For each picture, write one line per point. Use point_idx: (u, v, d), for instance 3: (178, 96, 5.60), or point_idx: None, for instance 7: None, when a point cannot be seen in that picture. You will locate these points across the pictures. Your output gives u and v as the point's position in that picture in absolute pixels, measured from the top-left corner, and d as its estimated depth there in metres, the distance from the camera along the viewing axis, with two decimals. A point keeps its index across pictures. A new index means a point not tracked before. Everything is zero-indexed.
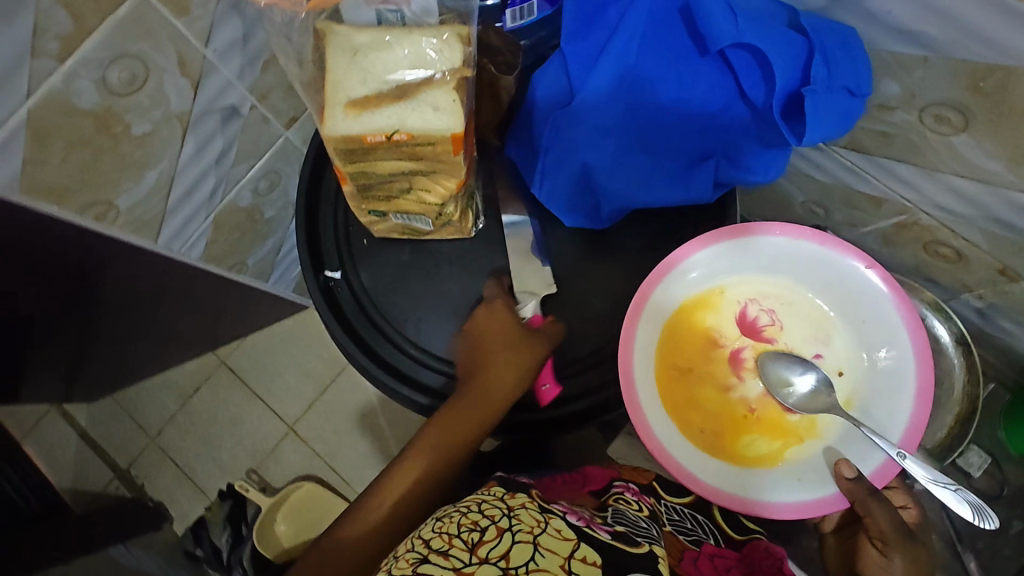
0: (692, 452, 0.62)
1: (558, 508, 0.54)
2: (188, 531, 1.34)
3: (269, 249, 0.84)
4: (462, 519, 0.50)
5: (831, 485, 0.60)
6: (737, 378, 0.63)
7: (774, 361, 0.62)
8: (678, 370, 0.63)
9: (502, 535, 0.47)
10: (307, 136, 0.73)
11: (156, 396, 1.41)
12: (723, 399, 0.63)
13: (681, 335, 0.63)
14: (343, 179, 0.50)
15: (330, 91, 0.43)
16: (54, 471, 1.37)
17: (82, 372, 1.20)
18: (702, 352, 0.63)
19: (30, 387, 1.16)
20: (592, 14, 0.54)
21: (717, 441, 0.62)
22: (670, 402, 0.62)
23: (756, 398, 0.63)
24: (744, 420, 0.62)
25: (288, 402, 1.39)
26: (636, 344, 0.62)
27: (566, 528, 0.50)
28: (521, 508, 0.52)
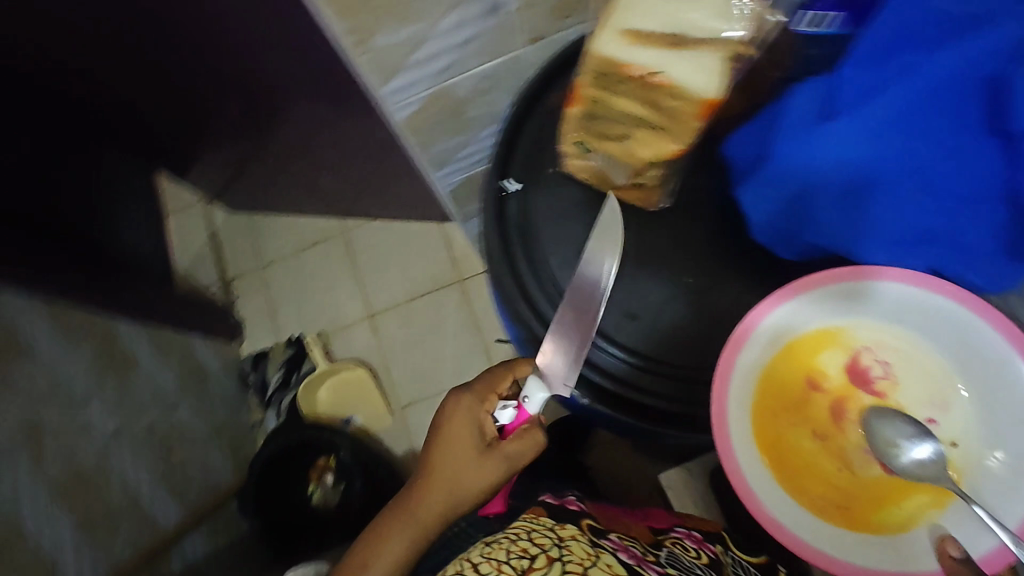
0: (789, 503, 0.63)
1: (609, 545, 0.61)
2: (251, 357, 1.59)
3: (454, 146, 0.87)
4: (511, 547, 0.57)
5: (933, 562, 0.59)
6: (838, 427, 0.65)
7: (879, 422, 0.63)
8: (769, 410, 0.65)
9: (552, 565, 0.54)
10: (542, 60, 0.75)
11: (281, 232, 1.67)
12: (818, 446, 0.65)
13: (782, 371, 0.65)
14: (577, 98, 0.52)
15: (615, 13, 0.44)
16: (180, 250, 1.68)
17: (242, 169, 1.48)
18: (801, 394, 0.65)
19: (203, 156, 1.45)
20: (888, 64, 0.53)
21: (815, 491, 0.64)
22: (764, 443, 0.64)
23: (852, 450, 0.64)
24: (833, 471, 0.64)
25: (377, 293, 1.60)
26: (732, 382, 0.64)
27: (615, 564, 0.57)
28: (570, 540, 0.60)
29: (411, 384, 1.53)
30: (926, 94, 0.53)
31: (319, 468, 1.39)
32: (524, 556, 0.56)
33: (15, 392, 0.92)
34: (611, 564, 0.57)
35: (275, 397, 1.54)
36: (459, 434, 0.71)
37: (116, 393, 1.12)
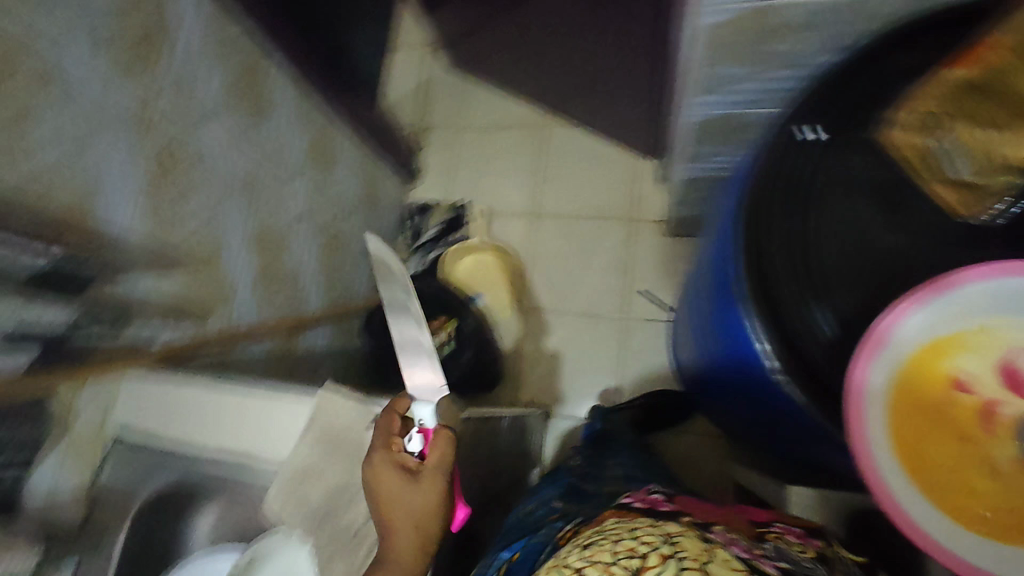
0: (957, 530, 0.45)
1: (718, 540, 0.56)
2: (418, 205, 1.69)
3: (737, 76, 0.78)
4: (617, 548, 0.53)
5: None
6: (983, 434, 0.47)
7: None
8: (908, 413, 0.48)
9: (669, 564, 0.49)
10: (896, 14, 0.63)
11: (487, 104, 1.73)
12: (958, 458, 0.47)
13: (925, 373, 0.49)
14: (969, 69, 0.58)
15: None
16: (395, 85, 1.79)
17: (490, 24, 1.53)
18: (941, 403, 0.48)
19: None
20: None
21: (980, 514, 0.46)
22: (905, 453, 0.48)
23: (1008, 464, 0.46)
24: (984, 483, 0.46)
25: (549, 197, 1.63)
26: (868, 399, 0.49)
27: (734, 560, 0.52)
28: (680, 535, 0.54)
29: (544, 292, 1.57)
30: None
31: (431, 327, 1.43)
32: (633, 556, 0.51)
33: (254, 139, 1.03)
34: (728, 559, 0.51)
35: (425, 246, 1.62)
36: (388, 478, 0.65)
37: (313, 179, 1.23)
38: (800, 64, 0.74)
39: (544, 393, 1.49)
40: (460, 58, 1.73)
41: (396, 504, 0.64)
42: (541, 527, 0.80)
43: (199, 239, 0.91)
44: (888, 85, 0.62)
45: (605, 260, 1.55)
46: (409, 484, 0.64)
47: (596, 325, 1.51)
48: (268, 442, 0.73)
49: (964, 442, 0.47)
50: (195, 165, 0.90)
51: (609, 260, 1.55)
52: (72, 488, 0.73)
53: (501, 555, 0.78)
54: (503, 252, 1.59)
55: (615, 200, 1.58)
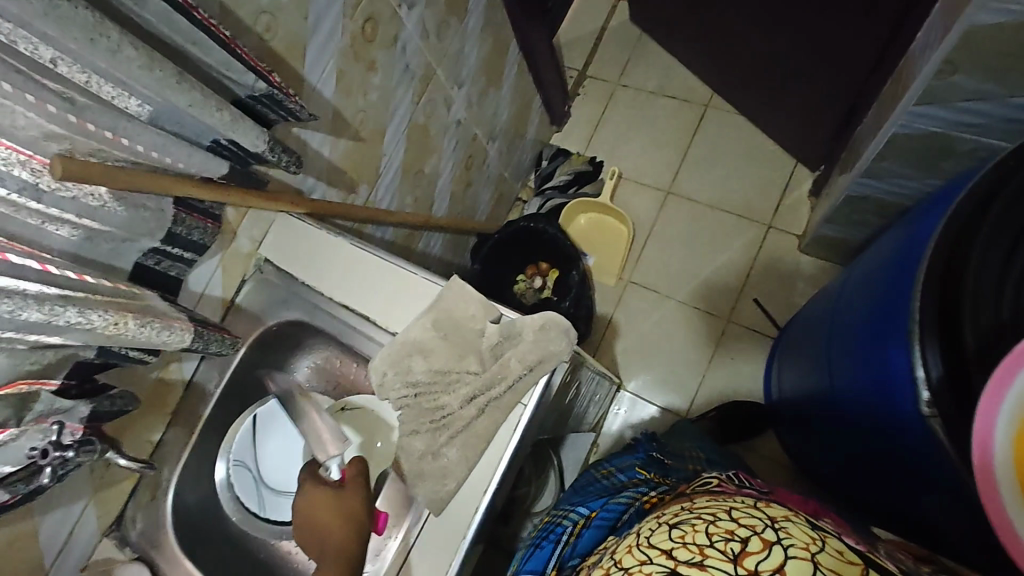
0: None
1: (833, 530, 0.55)
2: (556, 150, 1.68)
3: (975, 92, 0.70)
4: (713, 528, 0.54)
5: None
6: None
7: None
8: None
9: (774, 550, 0.49)
10: None
11: (654, 69, 1.67)
12: None
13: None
14: None
15: None
16: (569, 27, 1.77)
17: None
18: None
19: None
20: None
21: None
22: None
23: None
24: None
25: (688, 178, 1.57)
26: (998, 476, 0.49)
27: (850, 551, 0.51)
28: (787, 520, 0.54)
29: (653, 271, 1.53)
30: None
31: (536, 269, 1.48)
32: (731, 539, 0.52)
33: (443, 35, 1.06)
34: (845, 550, 0.51)
35: (548, 191, 1.63)
36: (319, 502, 0.67)
37: (477, 91, 1.25)
38: None
39: (622, 365, 1.48)
40: (643, 15, 1.67)
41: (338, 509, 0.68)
42: (620, 492, 0.90)
43: (370, 114, 0.97)
44: None
45: (725, 258, 1.49)
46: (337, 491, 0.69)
47: (696, 318, 1.47)
48: (381, 313, 0.77)
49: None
50: (389, 44, 0.94)
51: (730, 260, 1.48)
52: (217, 297, 0.83)
53: (578, 509, 0.89)
54: (624, 218, 1.55)
55: (759, 201, 1.49)
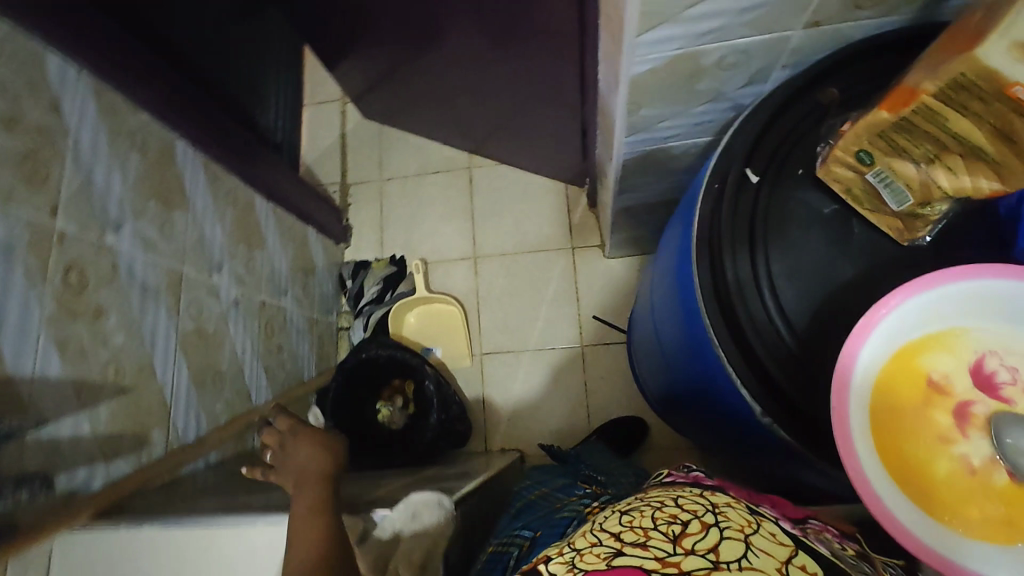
0: (947, 533, 0.50)
1: (768, 513, 0.57)
2: (354, 264, 1.63)
3: (661, 117, 0.80)
4: (658, 515, 0.54)
5: None
6: (962, 434, 0.51)
7: (1005, 428, 0.49)
8: (888, 433, 0.53)
9: (711, 530, 0.50)
10: (798, 51, 0.68)
11: (406, 153, 1.70)
12: (954, 476, 0.51)
13: (897, 400, 0.53)
14: (906, 103, 0.48)
15: (1002, 25, 0.39)
16: (308, 144, 1.73)
17: (392, 79, 1.49)
18: (916, 445, 0.52)
19: (357, 56, 1.47)
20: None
21: (961, 512, 0.50)
22: (893, 468, 0.52)
23: (983, 464, 0.50)
24: (967, 479, 0.51)
25: (487, 238, 1.61)
26: (873, 482, 0.52)
27: (779, 534, 0.53)
28: (726, 507, 0.55)
29: (497, 335, 1.54)
30: None
31: (394, 390, 1.41)
32: (674, 522, 0.52)
33: (172, 234, 0.95)
34: (776, 533, 0.53)
35: (365, 308, 1.56)
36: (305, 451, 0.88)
37: (241, 262, 1.15)
38: (717, 98, 0.76)
39: (515, 436, 1.46)
40: (370, 109, 1.68)
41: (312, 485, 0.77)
42: (563, 506, 0.94)
43: (123, 359, 0.82)
44: (809, 121, 0.63)
45: (551, 293, 1.55)
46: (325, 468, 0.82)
47: (555, 358, 1.51)
48: None
49: (941, 446, 0.52)
50: (109, 278, 0.81)
51: (557, 292, 1.54)
52: None
53: (522, 532, 0.88)
54: (449, 300, 1.55)
55: (553, 232, 1.59)
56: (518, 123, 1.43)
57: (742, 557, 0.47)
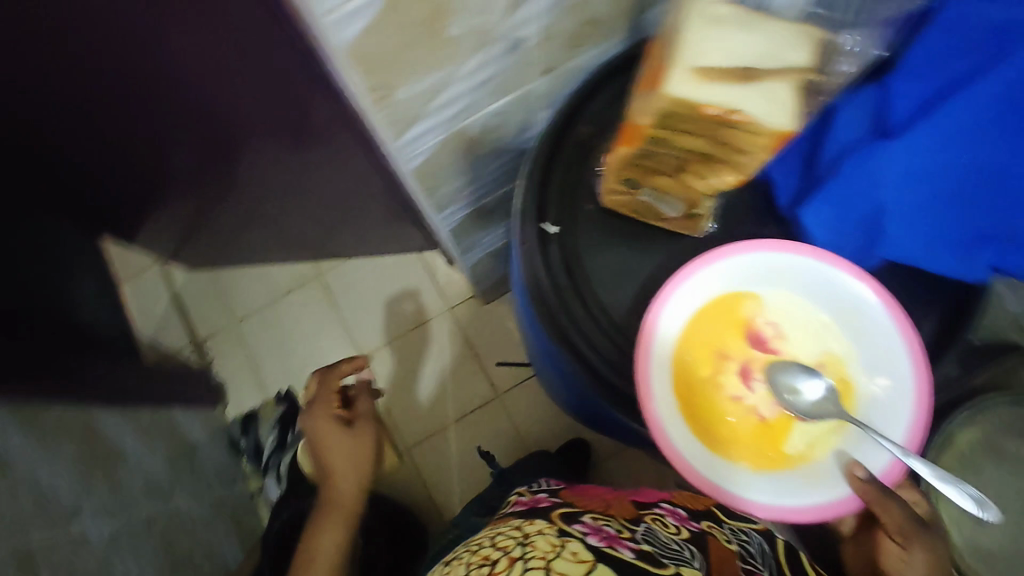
0: (737, 474, 0.52)
1: (578, 530, 0.54)
2: (239, 420, 1.48)
3: (463, 185, 0.82)
4: (474, 561, 0.51)
5: (843, 487, 0.51)
6: (748, 388, 0.53)
7: (780, 373, 0.53)
8: (685, 396, 0.53)
9: (514, 568, 0.46)
10: (550, 94, 0.71)
11: (251, 284, 1.57)
12: (738, 423, 0.53)
13: (688, 365, 0.54)
14: (632, 139, 0.49)
15: (679, 52, 0.42)
16: (140, 318, 1.55)
17: (196, 236, 1.35)
18: (709, 401, 0.53)
19: (149, 229, 1.32)
20: (927, 67, 0.49)
21: (745, 453, 0.53)
22: (692, 428, 0.53)
23: (764, 408, 0.53)
24: (749, 424, 0.53)
25: (368, 335, 1.53)
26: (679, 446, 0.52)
27: (582, 550, 0.49)
28: (539, 534, 0.52)
29: (413, 424, 1.47)
30: (988, 104, 0.47)
31: None
32: (484, 565, 0.49)
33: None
34: (578, 549, 0.49)
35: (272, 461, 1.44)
36: None
37: (105, 496, 0.97)
38: (501, 152, 0.79)
39: None
40: (192, 261, 1.53)
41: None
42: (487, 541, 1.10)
43: None
44: (581, 158, 0.64)
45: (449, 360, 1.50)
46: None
47: (478, 420, 1.47)
48: None
49: (730, 400, 0.53)
50: None
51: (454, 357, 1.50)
52: None
53: None
54: None
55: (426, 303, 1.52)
56: (340, 240, 1.36)
57: None
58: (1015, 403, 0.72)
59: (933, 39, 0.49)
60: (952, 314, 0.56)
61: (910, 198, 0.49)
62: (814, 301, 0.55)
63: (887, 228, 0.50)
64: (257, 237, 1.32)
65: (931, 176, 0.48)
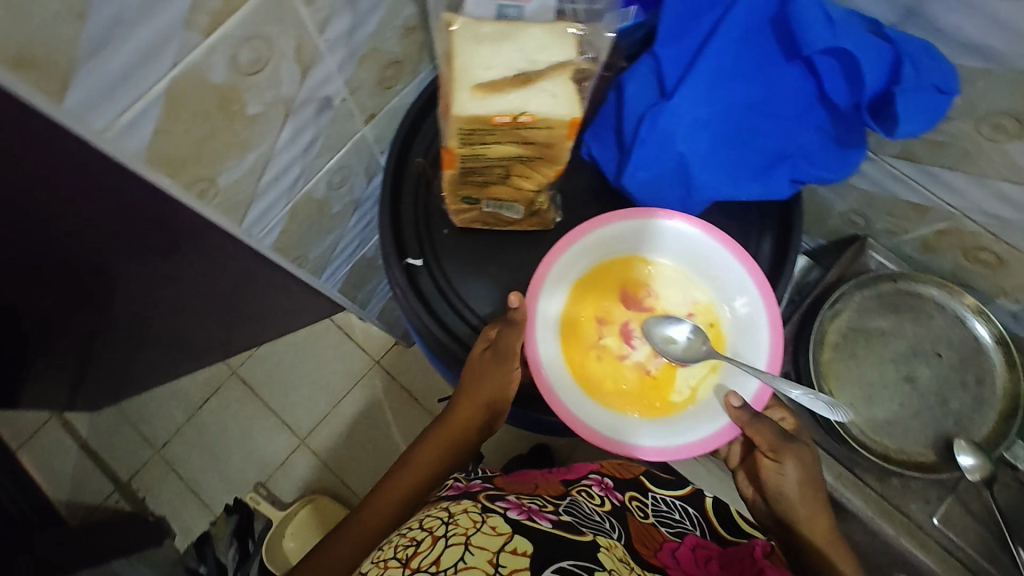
0: (633, 425, 0.57)
1: (499, 504, 0.54)
2: (191, 547, 1.35)
3: (333, 243, 0.82)
4: (397, 542, 0.49)
5: (724, 415, 0.56)
6: (630, 347, 0.60)
7: (652, 328, 0.60)
8: (578, 367, 0.59)
9: (436, 545, 0.46)
10: (382, 137, 0.73)
11: (163, 406, 1.45)
12: (626, 381, 0.59)
13: (576, 339, 0.59)
14: (451, 162, 0.52)
15: (457, 75, 0.45)
16: (50, 482, 1.42)
17: (87, 379, 1.25)
18: (598, 366, 0.59)
19: (31, 391, 1.21)
20: (684, 20, 0.53)
21: (639, 406, 0.58)
22: (588, 394, 0.58)
23: (648, 362, 0.59)
24: (636, 380, 0.59)
25: (303, 416, 1.42)
26: (577, 411, 0.56)
27: (501, 524, 0.50)
28: (460, 512, 0.51)
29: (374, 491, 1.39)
30: (740, 43, 0.52)
31: None
32: (409, 545, 0.47)
33: None
34: (496, 524, 0.50)
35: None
36: None
37: None
38: (358, 203, 0.80)
39: None
40: (93, 404, 1.41)
41: (464, 395, 0.60)
42: None
43: None
44: (425, 187, 0.65)
45: (392, 413, 1.41)
46: (502, 356, 0.58)
47: None
48: None
49: (617, 361, 0.59)
50: None
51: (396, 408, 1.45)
52: None
53: None
54: (310, 498, 1.35)
55: (349, 364, 1.44)
56: (242, 338, 1.30)
57: (460, 560, 0.44)
58: (863, 286, 0.74)
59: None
60: (781, 229, 0.63)
61: (702, 143, 0.55)
62: (670, 258, 0.61)
63: (690, 175, 0.56)
64: (153, 356, 1.23)
65: (711, 120, 0.54)
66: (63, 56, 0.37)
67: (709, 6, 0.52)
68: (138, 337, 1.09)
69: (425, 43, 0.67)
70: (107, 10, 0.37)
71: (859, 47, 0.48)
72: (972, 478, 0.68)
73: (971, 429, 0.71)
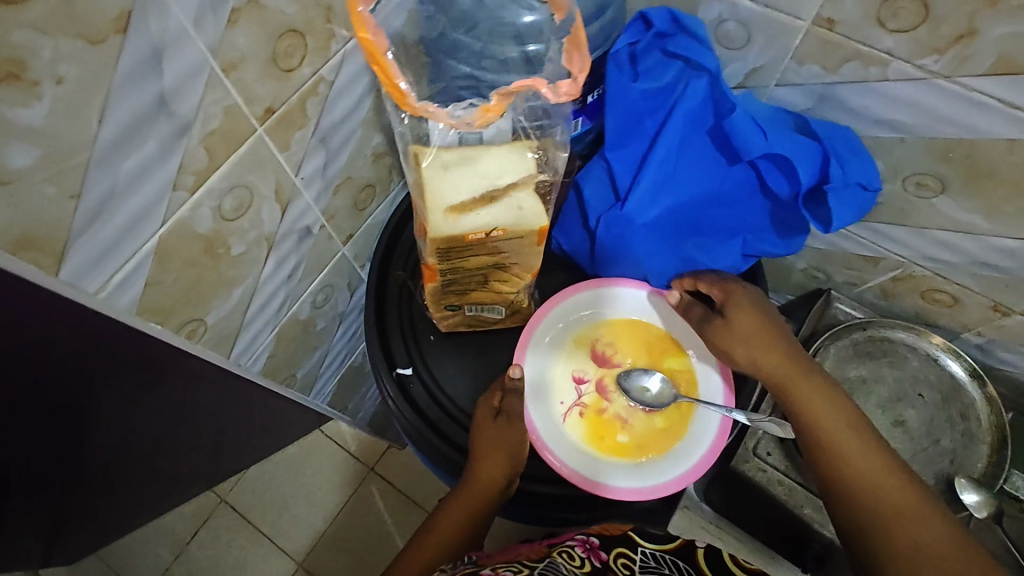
0: (630, 469, 0.59)
1: None
2: None
3: (320, 357, 0.83)
4: None
5: (699, 450, 0.59)
6: (607, 400, 0.61)
7: (625, 381, 0.61)
8: (572, 426, 0.60)
9: None
10: (360, 252, 0.77)
11: (148, 547, 1.36)
12: (613, 430, 0.60)
13: (565, 403, 0.61)
14: (432, 276, 0.55)
15: (429, 200, 0.49)
16: None
17: (64, 533, 1.18)
18: (589, 425, 0.60)
19: None
20: (629, 126, 0.59)
21: (627, 452, 0.59)
22: (585, 451, 0.59)
23: (627, 412, 0.60)
24: (620, 427, 0.60)
25: (298, 536, 1.35)
26: (580, 469, 0.58)
27: None
28: None
29: None
30: (682, 142, 0.59)
31: None
32: None
33: None
34: None
35: None
36: None
37: None
38: (342, 315, 0.82)
39: None
40: (70, 557, 1.31)
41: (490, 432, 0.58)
42: None
43: None
44: (407, 297, 0.68)
45: (391, 519, 1.35)
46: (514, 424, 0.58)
47: None
48: None
49: (603, 416, 0.60)
50: None
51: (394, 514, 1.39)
52: None
53: None
54: None
55: (343, 474, 1.39)
56: (230, 464, 1.26)
57: None
58: (837, 338, 0.77)
59: (616, 106, 0.58)
60: None
61: (653, 233, 0.60)
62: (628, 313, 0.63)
63: (648, 263, 0.62)
64: (135, 495, 1.17)
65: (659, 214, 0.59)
66: (59, 232, 0.39)
67: (648, 112, 0.59)
68: (120, 479, 1.05)
69: (394, 164, 0.72)
70: (100, 185, 0.40)
71: (793, 155, 0.54)
72: (980, 515, 0.68)
73: (967, 466, 0.72)
